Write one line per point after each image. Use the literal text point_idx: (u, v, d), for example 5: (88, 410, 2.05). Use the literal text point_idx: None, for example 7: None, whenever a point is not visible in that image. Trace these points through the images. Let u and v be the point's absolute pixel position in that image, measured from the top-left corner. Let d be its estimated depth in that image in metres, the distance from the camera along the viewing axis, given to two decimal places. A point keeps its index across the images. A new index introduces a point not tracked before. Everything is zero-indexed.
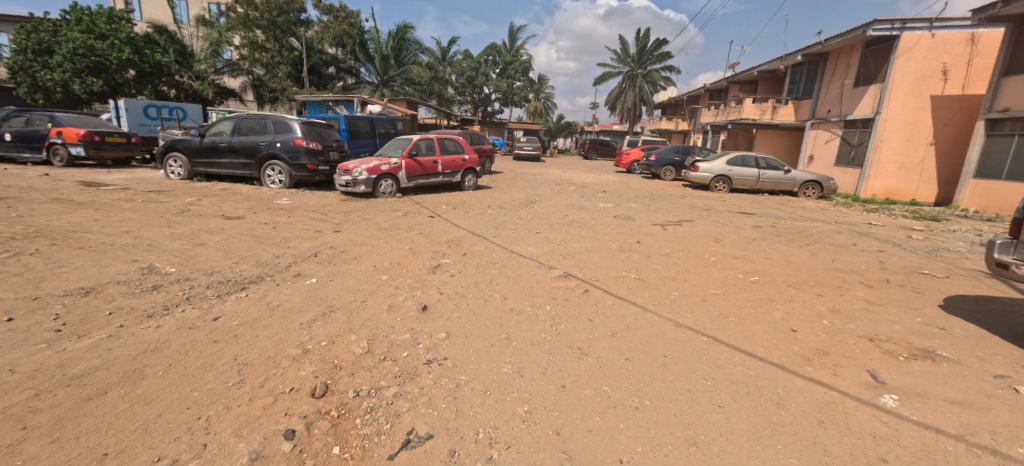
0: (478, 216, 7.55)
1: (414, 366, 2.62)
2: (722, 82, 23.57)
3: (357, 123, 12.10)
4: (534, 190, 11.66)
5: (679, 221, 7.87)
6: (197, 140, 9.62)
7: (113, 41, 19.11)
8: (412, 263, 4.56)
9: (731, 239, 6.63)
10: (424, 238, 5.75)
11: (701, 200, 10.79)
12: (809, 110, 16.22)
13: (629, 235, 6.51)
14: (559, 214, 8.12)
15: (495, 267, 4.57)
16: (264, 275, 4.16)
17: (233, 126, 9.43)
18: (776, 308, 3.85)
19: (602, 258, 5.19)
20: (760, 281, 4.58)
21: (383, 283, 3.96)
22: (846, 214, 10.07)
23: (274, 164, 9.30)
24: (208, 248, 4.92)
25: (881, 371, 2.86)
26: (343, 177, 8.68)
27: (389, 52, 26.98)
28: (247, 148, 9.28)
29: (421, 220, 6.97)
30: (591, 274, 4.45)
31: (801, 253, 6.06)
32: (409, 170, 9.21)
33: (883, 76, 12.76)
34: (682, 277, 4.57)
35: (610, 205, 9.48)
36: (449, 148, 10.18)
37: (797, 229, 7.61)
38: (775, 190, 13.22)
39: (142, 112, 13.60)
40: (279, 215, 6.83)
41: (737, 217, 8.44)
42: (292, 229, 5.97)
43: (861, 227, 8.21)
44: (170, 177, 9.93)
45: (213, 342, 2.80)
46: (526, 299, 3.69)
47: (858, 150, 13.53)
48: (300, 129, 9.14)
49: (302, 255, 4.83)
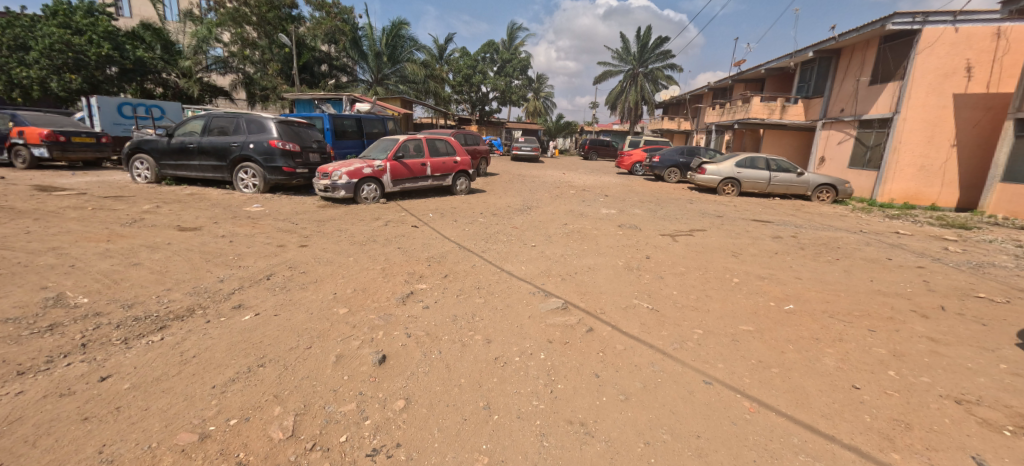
0: (468, 225, 6.80)
1: (351, 462, 1.86)
2: (726, 80, 22.82)
3: (343, 122, 11.34)
4: (532, 194, 10.92)
5: (690, 232, 7.10)
6: (165, 140, 8.85)
7: (91, 37, 18.38)
8: (379, 289, 3.79)
9: (750, 254, 5.89)
10: (403, 254, 4.99)
11: (710, 205, 10.02)
12: (820, 109, 15.49)
13: (637, 249, 5.77)
14: (557, 222, 7.36)
15: (480, 294, 3.81)
16: (196, 308, 3.40)
17: (204, 125, 8.67)
18: (826, 353, 3.08)
19: (607, 280, 4.44)
20: (796, 310, 3.83)
21: (339, 319, 3.19)
22: (868, 220, 9.34)
23: (247, 167, 8.53)
24: (140, 269, 4.16)
25: (991, 457, 2.09)
26: (322, 181, 7.92)
27: (383, 50, 26.22)
28: (218, 149, 8.51)
29: (402, 231, 6.21)
30: (595, 303, 3.68)
31: (832, 272, 5.31)
32: (394, 174, 8.46)
33: (902, 73, 12.02)
34: (704, 306, 3.81)
35: (614, 211, 8.73)
36: (439, 149, 9.42)
37: (821, 240, 6.86)
38: (786, 194, 12.46)
39: (116, 110, 12.82)
40: (242, 225, 6.07)
41: (752, 226, 7.69)
42: (251, 244, 5.20)
43: (890, 238, 7.47)
44: (136, 181, 9.16)
45: (82, 421, 2.06)
46: (514, 344, 2.92)
47: (875, 152, 12.79)
48: (276, 128, 8.38)
49: (251, 279, 4.06)
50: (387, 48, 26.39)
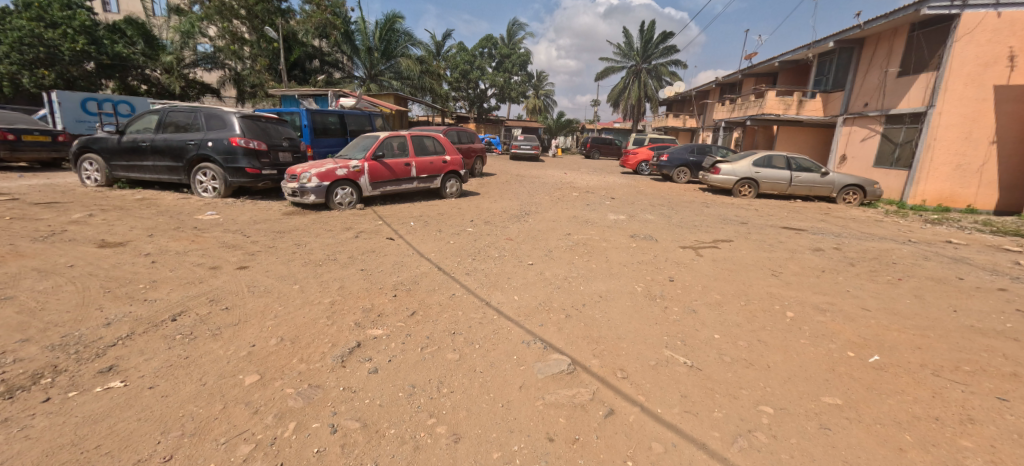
0: (453, 236, 5.76)
1: None
2: (736, 75, 21.73)
3: (324, 119, 10.30)
4: (531, 197, 9.90)
5: (714, 243, 6.08)
6: (115, 138, 7.83)
7: (66, 30, 17.16)
8: (316, 339, 2.75)
9: (793, 274, 4.87)
10: (364, 278, 3.95)
11: (729, 210, 9.00)
12: (842, 104, 14.43)
13: (657, 269, 4.73)
14: (559, 232, 6.34)
15: (454, 346, 2.76)
16: (42, 377, 2.35)
17: (159, 121, 7.66)
18: (966, 451, 2.02)
19: (624, 316, 3.41)
20: (887, 367, 2.80)
21: (237, 398, 2.15)
22: (907, 226, 8.32)
23: (206, 167, 7.48)
24: (7, 306, 3.13)
25: None
26: (289, 184, 6.90)
27: (377, 45, 25.46)
28: (174, 148, 7.49)
29: (374, 245, 5.20)
30: (612, 361, 2.65)
31: (901, 299, 4.27)
32: (373, 175, 7.42)
33: (937, 62, 10.94)
34: (762, 360, 2.77)
35: (622, 217, 7.72)
36: (427, 148, 8.39)
37: (870, 253, 5.82)
38: (809, 195, 11.39)
39: (79, 106, 11.78)
40: (180, 239, 5.05)
41: (786, 235, 6.65)
42: (176, 265, 4.16)
43: (945, 249, 6.43)
44: (85, 184, 8.17)
45: None
46: (494, 446, 1.89)
47: (904, 149, 11.73)
48: (239, 124, 7.34)
49: (150, 321, 3.03)
50: (381, 43, 25.47)
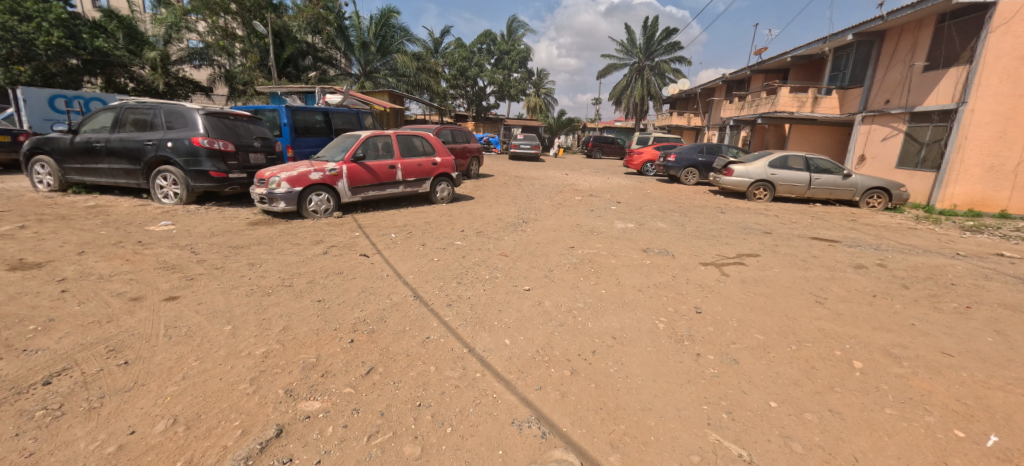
0: (438, 252, 4.97)
1: None
2: (745, 71, 20.90)
3: (306, 117, 9.50)
4: (530, 202, 9.15)
5: (739, 258, 5.29)
6: (68, 138, 7.06)
7: (40, 23, 16.18)
8: (224, 423, 1.95)
9: (840, 300, 4.10)
10: (317, 313, 3.15)
11: (747, 216, 8.20)
12: (860, 100, 13.60)
13: (680, 295, 3.94)
14: (561, 245, 5.56)
15: (419, 434, 1.95)
16: None
17: (116, 119, 6.89)
18: None
19: (646, 371, 2.61)
20: (1018, 457, 2.02)
21: None
22: (945, 235, 7.52)
23: (167, 171, 6.71)
24: None
25: None
26: (257, 190, 6.10)
27: (371, 40, 24.73)
28: (130, 149, 6.71)
29: (344, 264, 4.42)
30: (640, 458, 1.85)
31: (980, 336, 3.48)
32: (353, 179, 6.64)
33: (970, 55, 10.12)
34: (847, 452, 1.98)
35: (631, 226, 6.95)
36: (415, 148, 7.60)
37: (922, 271, 5.04)
38: (829, 199, 10.59)
39: (46, 104, 10.96)
40: (112, 259, 4.26)
41: (820, 248, 5.85)
42: (90, 296, 3.36)
43: (1001, 264, 5.62)
44: (37, 188, 7.41)
45: None
46: None
47: (932, 149, 10.90)
48: (203, 123, 6.55)
49: (12, 387, 2.23)
50: (375, 39, 24.84)
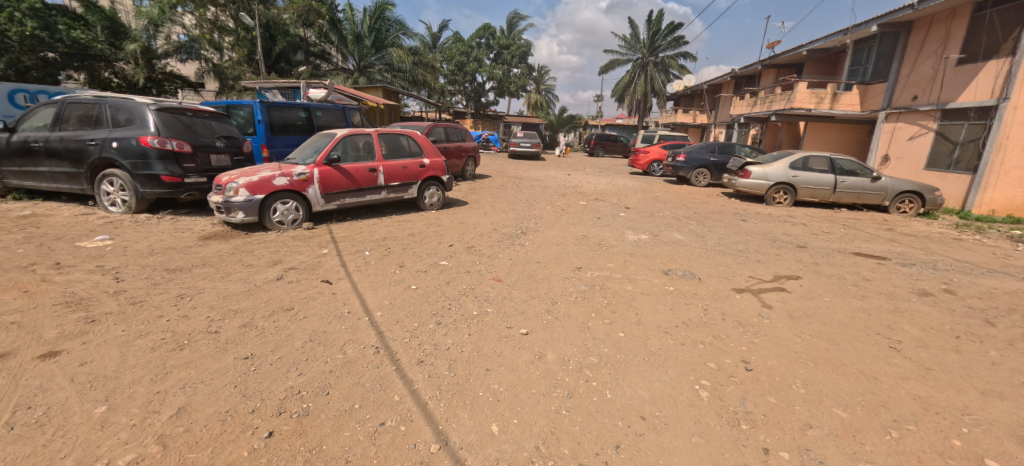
0: (418, 277, 4.12)
1: None
2: (755, 66, 19.93)
3: (284, 113, 8.62)
4: (530, 207, 8.28)
5: (778, 283, 4.43)
6: (3, 137, 6.22)
7: (11, 13, 15.24)
8: None
9: (922, 346, 3.22)
10: (237, 381, 2.29)
11: (772, 224, 7.37)
12: (884, 96, 12.70)
13: (719, 342, 3.07)
14: (565, 264, 4.71)
15: None
16: None
17: (57, 115, 6.06)
18: None
19: None
20: None
21: None
22: (997, 249, 6.67)
23: (113, 175, 5.87)
24: None
25: None
26: (213, 197, 5.26)
27: (365, 33, 23.78)
28: (72, 150, 5.87)
29: (299, 294, 3.57)
30: None
31: None
32: (326, 184, 5.80)
33: (1013, 46, 9.22)
34: None
35: (644, 237, 6.12)
36: (400, 149, 6.75)
37: (1002, 300, 4.16)
38: (855, 203, 9.72)
39: (5, 99, 10.10)
40: (6, 290, 3.41)
41: (870, 268, 4.96)
42: None
43: None
44: None
45: None
46: None
47: (968, 148, 10.01)
48: (153, 120, 5.70)
49: None
50: (370, 32, 23.89)
